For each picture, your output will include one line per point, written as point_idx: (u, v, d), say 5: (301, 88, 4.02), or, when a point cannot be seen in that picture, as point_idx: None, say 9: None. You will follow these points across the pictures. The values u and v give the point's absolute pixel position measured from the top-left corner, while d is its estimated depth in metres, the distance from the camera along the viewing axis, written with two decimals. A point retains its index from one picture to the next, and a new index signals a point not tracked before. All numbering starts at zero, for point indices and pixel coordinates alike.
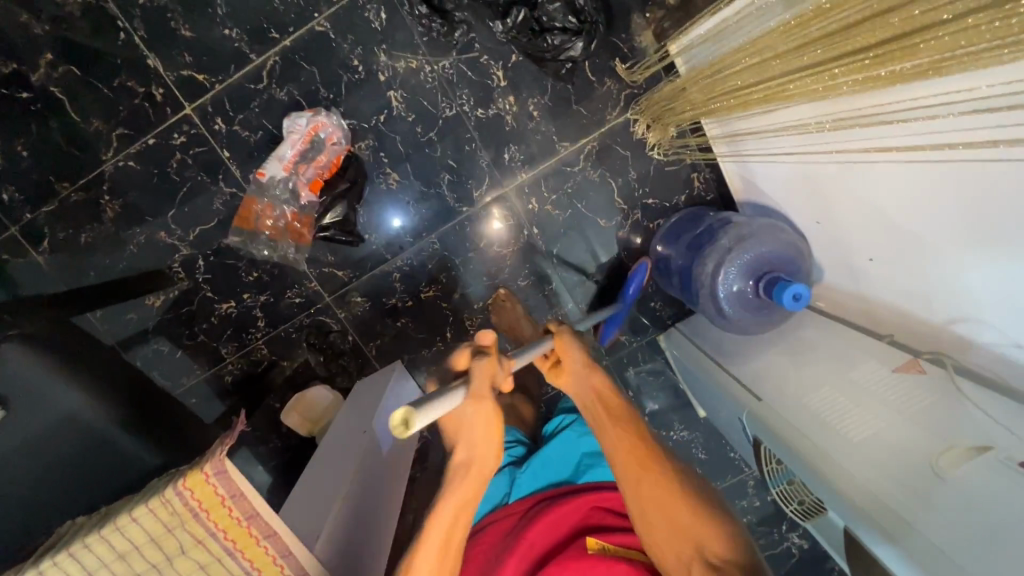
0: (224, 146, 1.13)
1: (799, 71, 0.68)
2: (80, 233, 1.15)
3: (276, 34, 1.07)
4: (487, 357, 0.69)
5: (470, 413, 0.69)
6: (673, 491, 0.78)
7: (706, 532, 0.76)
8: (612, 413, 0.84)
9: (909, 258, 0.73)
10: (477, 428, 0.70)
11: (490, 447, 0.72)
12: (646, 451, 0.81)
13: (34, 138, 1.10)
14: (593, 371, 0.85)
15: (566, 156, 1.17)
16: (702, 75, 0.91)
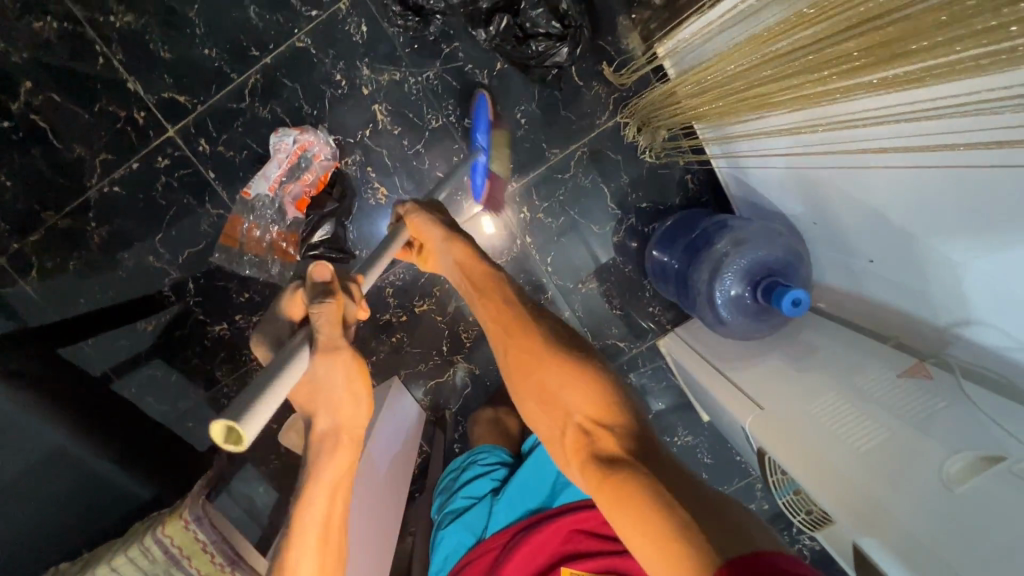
0: (208, 166, 1.11)
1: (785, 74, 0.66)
2: (68, 261, 1.14)
3: (257, 52, 1.06)
4: (327, 300, 0.65)
5: (323, 372, 0.65)
6: (532, 345, 0.81)
7: (574, 396, 0.74)
8: (476, 283, 0.90)
9: (908, 258, 0.71)
10: (331, 385, 0.67)
11: (353, 403, 0.69)
12: (512, 316, 0.85)
13: (17, 167, 1.09)
14: (453, 243, 0.92)
15: (556, 163, 1.16)
16: (688, 80, 0.89)
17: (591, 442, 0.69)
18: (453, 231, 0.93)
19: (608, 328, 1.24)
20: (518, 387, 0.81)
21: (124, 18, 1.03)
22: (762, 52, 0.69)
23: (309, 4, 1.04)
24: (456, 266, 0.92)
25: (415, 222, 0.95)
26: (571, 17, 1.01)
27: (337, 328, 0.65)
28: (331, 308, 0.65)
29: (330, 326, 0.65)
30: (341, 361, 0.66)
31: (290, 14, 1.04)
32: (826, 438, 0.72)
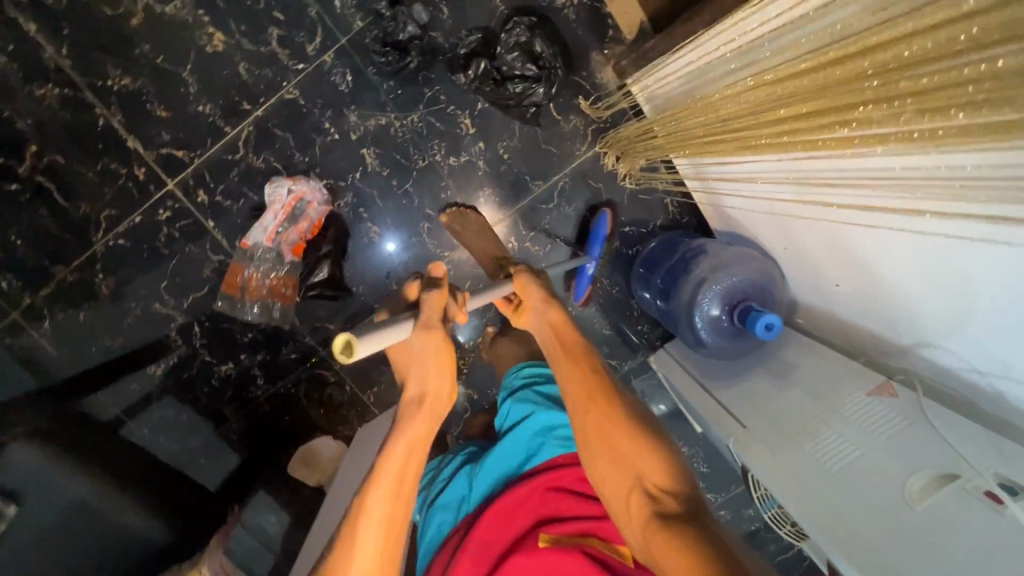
0: (207, 216, 1.16)
1: (741, 132, 0.73)
2: (79, 312, 1.19)
3: (247, 105, 1.11)
4: (436, 288, 0.77)
5: (423, 343, 0.74)
6: (620, 421, 0.79)
7: (647, 462, 0.75)
8: (565, 345, 0.89)
9: (870, 287, 0.75)
10: (426, 358, 0.75)
11: (439, 377, 0.76)
12: (597, 385, 0.84)
13: (27, 228, 1.14)
14: (550, 307, 0.94)
15: (540, 194, 1.20)
16: (659, 123, 0.96)
17: (659, 509, 0.70)
18: (553, 297, 0.96)
19: (600, 348, 1.28)
20: (590, 447, 0.79)
21: (120, 81, 1.08)
22: (721, 110, 0.76)
23: (295, 57, 1.09)
24: (549, 327, 0.93)
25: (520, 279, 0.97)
26: (546, 58, 1.08)
27: (439, 310, 0.76)
28: (436, 298, 0.76)
29: (432, 308, 0.75)
30: (435, 338, 0.74)
31: (278, 68, 1.09)
32: (799, 460, 0.76)
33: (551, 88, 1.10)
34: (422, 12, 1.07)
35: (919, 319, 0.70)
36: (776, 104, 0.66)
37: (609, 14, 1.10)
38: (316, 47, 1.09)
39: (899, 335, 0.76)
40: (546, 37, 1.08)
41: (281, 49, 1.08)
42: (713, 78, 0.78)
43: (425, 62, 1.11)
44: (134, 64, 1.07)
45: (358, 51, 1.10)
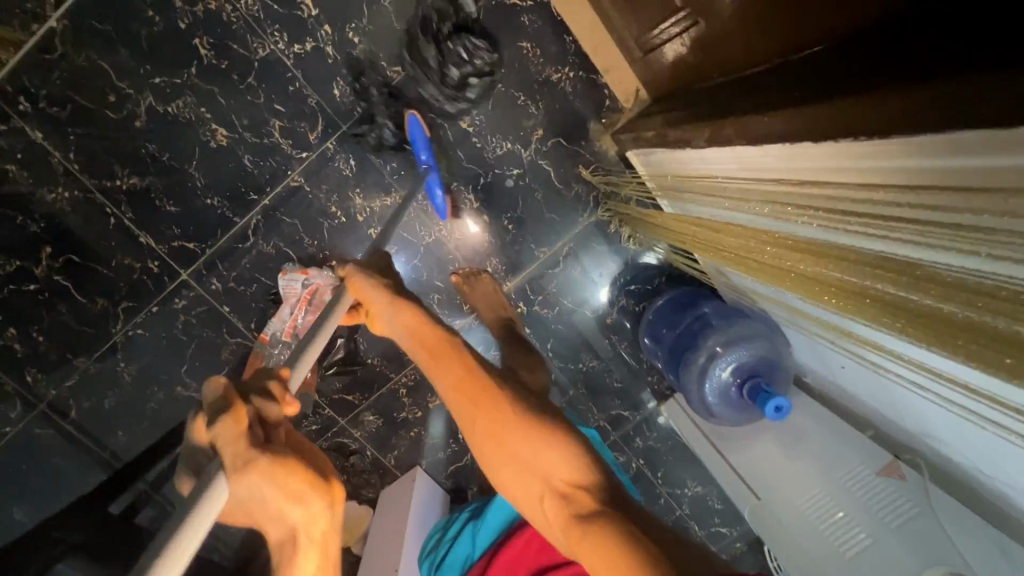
0: (222, 302, 1.19)
1: (743, 267, 0.76)
2: (104, 400, 1.21)
3: (255, 195, 1.14)
4: (224, 414, 0.47)
5: (257, 493, 0.46)
6: (501, 410, 0.64)
7: (548, 458, 0.61)
8: (425, 344, 0.70)
9: (872, 386, 0.77)
10: (266, 503, 0.47)
11: (300, 518, 0.48)
12: (470, 376, 0.67)
13: (47, 325, 1.15)
14: (398, 305, 0.72)
15: (545, 260, 1.22)
16: (669, 227, 0.99)
17: (575, 511, 0.58)
18: (395, 288, 0.74)
19: (612, 400, 1.30)
20: (486, 458, 0.64)
21: (129, 181, 1.11)
22: (725, 240, 0.78)
23: (298, 146, 1.12)
24: (402, 328, 0.71)
25: (351, 283, 0.74)
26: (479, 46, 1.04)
27: (239, 439, 0.47)
28: (228, 424, 0.47)
29: (226, 447, 0.46)
30: (264, 472, 0.46)
31: (282, 158, 1.13)
32: (820, 547, 0.84)
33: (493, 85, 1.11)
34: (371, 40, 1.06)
35: (961, 455, 0.67)
36: (810, 264, 0.61)
37: (604, 86, 1.13)
38: (318, 135, 1.12)
39: (939, 461, 0.74)
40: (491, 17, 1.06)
41: (284, 140, 1.12)
42: (730, 205, 0.76)
43: None
44: (142, 164, 1.10)
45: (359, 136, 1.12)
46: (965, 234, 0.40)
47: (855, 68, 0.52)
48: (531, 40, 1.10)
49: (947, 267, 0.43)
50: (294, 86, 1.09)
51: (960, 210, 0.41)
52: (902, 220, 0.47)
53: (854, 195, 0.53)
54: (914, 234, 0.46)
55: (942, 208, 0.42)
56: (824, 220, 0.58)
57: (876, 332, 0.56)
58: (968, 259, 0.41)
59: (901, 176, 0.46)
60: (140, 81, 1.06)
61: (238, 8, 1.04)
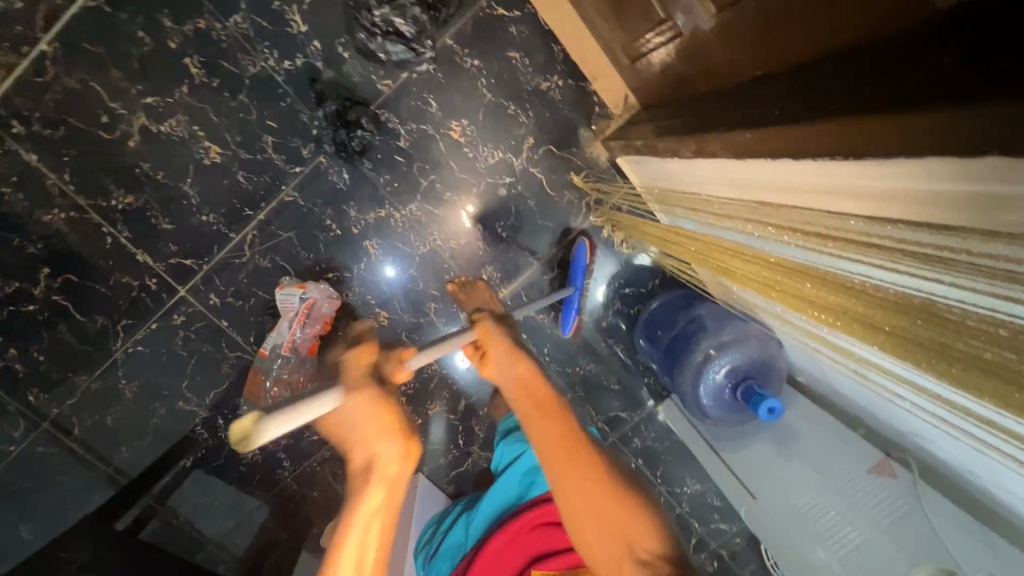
0: (221, 317, 1.20)
1: (743, 281, 0.76)
2: (106, 417, 1.22)
3: (250, 211, 1.15)
4: (359, 349, 0.68)
5: (355, 415, 0.63)
6: (602, 483, 0.70)
7: (636, 527, 0.69)
8: (536, 405, 0.74)
9: (860, 390, 0.78)
10: (358, 426, 0.63)
11: (382, 449, 0.63)
12: (579, 446, 0.72)
13: (48, 344, 1.16)
14: (519, 362, 0.78)
15: (541, 266, 1.23)
16: (664, 234, 0.99)
17: None
18: (520, 348, 0.81)
19: (610, 402, 1.31)
20: (575, 517, 0.71)
21: (124, 200, 1.12)
22: (722, 252, 0.78)
23: (292, 161, 1.13)
24: (517, 384, 0.76)
25: (485, 329, 0.82)
26: (414, 7, 1.01)
27: (365, 373, 0.66)
28: (365, 355, 0.68)
29: (354, 370, 0.66)
30: (367, 402, 0.63)
31: (276, 173, 1.14)
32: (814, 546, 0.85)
33: (430, 58, 1.08)
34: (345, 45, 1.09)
35: (949, 455, 0.68)
36: (811, 286, 0.61)
37: (594, 93, 1.15)
38: (311, 150, 1.13)
39: (928, 459, 0.76)
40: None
41: (277, 155, 1.13)
42: (726, 220, 0.75)
43: (416, 154, 1.15)
44: (137, 183, 1.11)
45: (350, 149, 1.13)
46: (931, 262, 0.43)
47: (835, 85, 0.52)
48: (520, 50, 1.12)
49: (916, 291, 0.46)
50: (285, 101, 1.10)
51: (925, 240, 0.43)
52: (875, 245, 0.49)
53: (831, 219, 0.55)
54: (886, 259, 0.48)
55: (909, 236, 0.45)
56: (804, 240, 0.60)
57: (866, 350, 0.57)
58: (934, 286, 0.43)
59: (871, 204, 0.49)
60: (132, 101, 1.06)
61: (228, 27, 1.06)
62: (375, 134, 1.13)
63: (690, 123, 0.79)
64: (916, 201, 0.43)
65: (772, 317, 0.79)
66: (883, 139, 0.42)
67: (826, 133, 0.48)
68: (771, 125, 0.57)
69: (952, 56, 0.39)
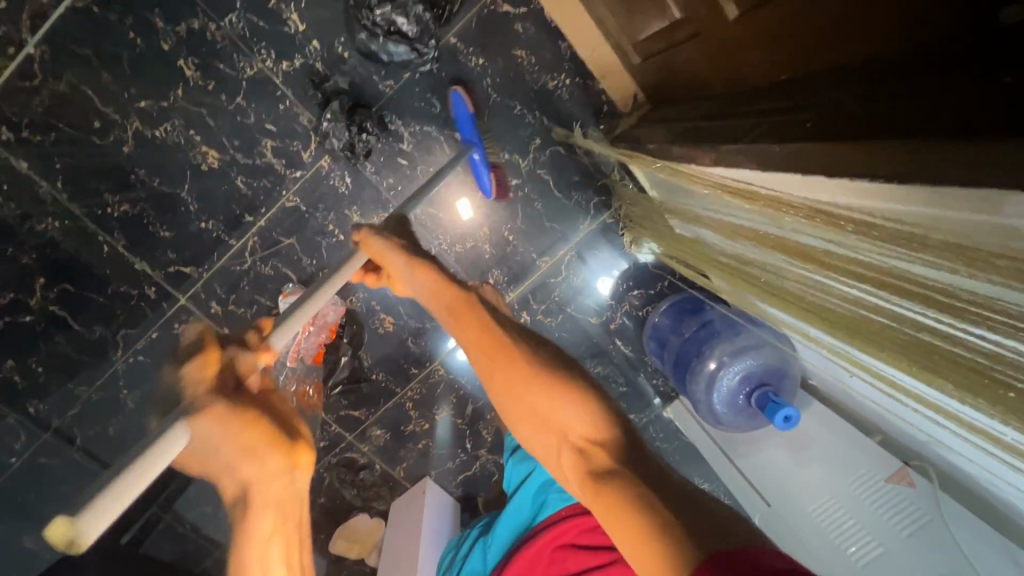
0: (223, 325, 1.18)
1: (759, 290, 0.74)
2: (108, 427, 1.19)
3: (250, 217, 1.12)
4: (191, 367, 0.61)
5: (213, 439, 0.58)
6: (521, 365, 0.63)
7: (566, 415, 0.59)
8: (444, 300, 0.72)
9: (880, 402, 0.78)
10: (224, 444, 0.59)
11: (248, 452, 0.60)
12: (490, 334, 0.67)
13: (46, 356, 1.13)
14: (414, 266, 0.77)
15: (547, 269, 1.20)
16: (677, 239, 0.98)
17: (591, 467, 0.55)
18: (414, 254, 0.79)
19: None
20: (505, 411, 0.64)
21: (120, 208, 1.09)
22: (739, 256, 0.76)
23: (292, 165, 1.10)
24: (427, 286, 0.75)
25: (374, 247, 0.80)
26: (416, 7, 1.00)
27: (209, 383, 0.60)
28: (195, 373, 0.61)
29: (194, 387, 0.60)
30: (217, 418, 0.57)
31: (276, 178, 1.10)
32: (833, 557, 0.86)
33: (432, 58, 1.05)
34: (344, 45, 1.05)
35: (972, 469, 0.67)
36: (832, 306, 0.59)
37: (602, 92, 1.12)
38: (312, 153, 1.10)
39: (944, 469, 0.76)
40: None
41: (277, 159, 1.09)
42: (741, 230, 0.73)
43: (419, 157, 1.12)
44: (132, 190, 1.08)
45: (353, 151, 1.08)
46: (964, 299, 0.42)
47: (875, 106, 0.49)
48: (525, 47, 1.08)
49: (948, 325, 0.44)
50: (284, 104, 1.07)
51: (962, 274, 0.42)
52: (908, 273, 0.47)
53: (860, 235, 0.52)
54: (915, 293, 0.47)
55: (942, 269, 0.44)
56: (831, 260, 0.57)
57: (894, 372, 0.56)
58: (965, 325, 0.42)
59: (900, 230, 0.47)
60: (124, 105, 1.03)
61: (223, 27, 1.02)
62: (378, 137, 1.09)
63: (713, 129, 0.77)
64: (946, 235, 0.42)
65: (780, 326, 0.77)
66: (914, 164, 0.41)
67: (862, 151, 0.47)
68: (805, 139, 0.56)
69: (1016, 79, 0.39)
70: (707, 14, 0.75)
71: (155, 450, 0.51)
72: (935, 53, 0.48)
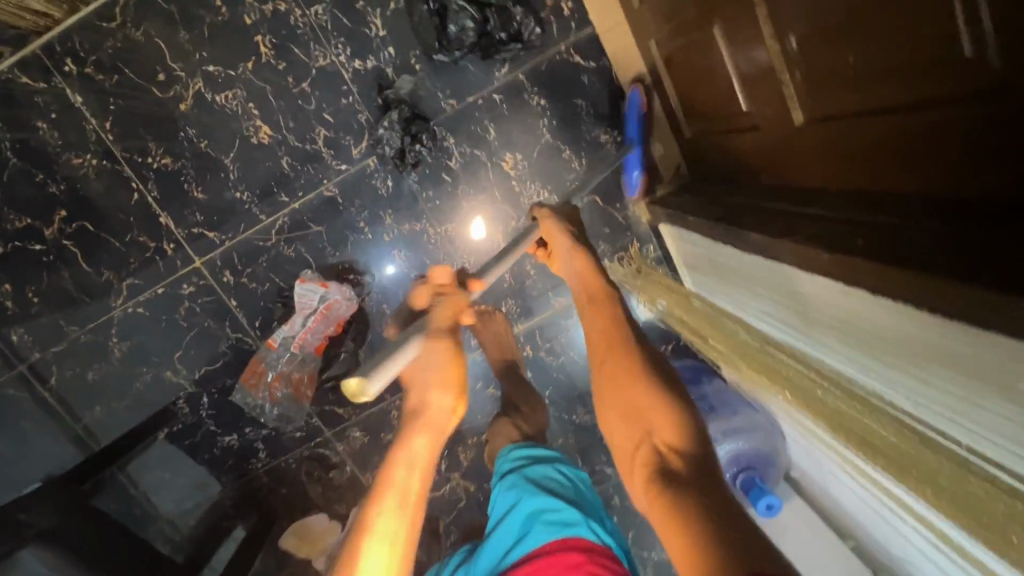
0: (230, 295, 1.17)
1: (770, 377, 0.80)
2: (87, 372, 1.17)
3: (286, 197, 1.13)
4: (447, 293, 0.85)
5: (430, 359, 0.75)
6: (631, 366, 0.73)
7: (655, 416, 0.66)
8: (591, 294, 0.84)
9: (864, 512, 0.80)
10: (434, 372, 0.75)
11: (441, 389, 0.75)
12: (614, 331, 0.78)
13: (45, 287, 1.12)
14: (576, 254, 0.89)
15: (560, 309, 1.26)
16: (690, 310, 1.03)
17: (661, 464, 0.61)
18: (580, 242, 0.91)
19: (597, 454, 1.31)
20: (603, 395, 0.74)
21: (161, 160, 1.09)
22: (764, 344, 0.83)
23: (339, 158, 1.12)
24: (575, 271, 0.88)
25: (547, 224, 0.94)
26: (499, 31, 1.04)
27: (448, 323, 0.80)
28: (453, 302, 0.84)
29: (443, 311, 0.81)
30: (442, 346, 0.76)
31: (321, 166, 1.12)
32: None
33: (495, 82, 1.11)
34: (415, 56, 1.08)
35: None
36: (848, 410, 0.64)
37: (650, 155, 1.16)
38: (361, 151, 1.12)
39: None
40: (532, 28, 1.06)
41: (326, 149, 1.11)
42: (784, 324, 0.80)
43: (463, 176, 1.15)
44: (177, 146, 1.08)
45: (402, 159, 1.12)
46: (970, 401, 0.48)
47: (924, 239, 0.53)
48: (588, 99, 1.13)
49: (967, 441, 0.49)
50: (346, 99, 1.09)
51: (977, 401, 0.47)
52: (923, 391, 0.54)
53: (879, 336, 0.59)
54: (934, 398, 0.52)
55: (958, 396, 0.49)
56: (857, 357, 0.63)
57: (896, 478, 0.61)
58: (970, 424, 0.48)
59: (921, 354, 0.52)
60: (193, 66, 1.05)
61: (307, 15, 1.05)
62: (429, 149, 1.13)
63: (754, 218, 0.80)
64: (953, 357, 0.48)
65: (801, 420, 0.84)
66: (952, 298, 0.46)
67: (905, 281, 0.51)
68: (848, 251, 0.58)
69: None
70: (763, 111, 0.79)
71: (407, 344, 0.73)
72: (1000, 209, 0.49)
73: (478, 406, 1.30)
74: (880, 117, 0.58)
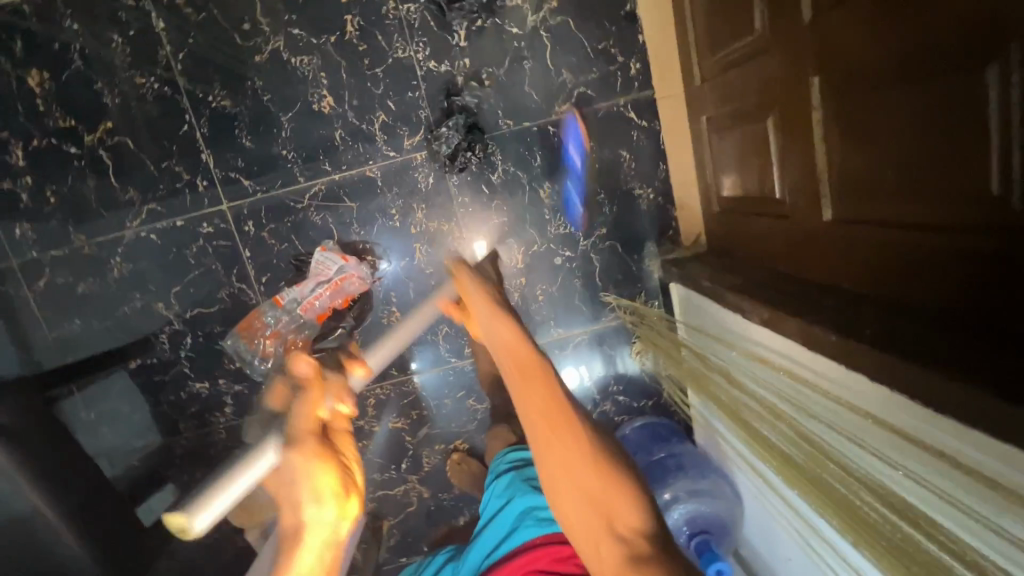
0: (246, 246, 1.18)
1: (760, 443, 0.85)
2: (79, 283, 1.15)
3: (328, 166, 1.16)
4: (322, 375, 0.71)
5: (290, 469, 0.58)
6: (573, 430, 0.63)
7: (620, 507, 0.59)
8: (517, 358, 0.70)
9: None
10: (296, 483, 0.58)
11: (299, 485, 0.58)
12: (550, 384, 0.67)
13: (66, 191, 1.12)
14: (495, 313, 0.80)
15: (554, 340, 1.27)
16: (685, 365, 1.08)
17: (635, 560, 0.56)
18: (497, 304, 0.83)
19: None
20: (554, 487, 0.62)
21: (220, 101, 1.12)
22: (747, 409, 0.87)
23: (390, 144, 1.16)
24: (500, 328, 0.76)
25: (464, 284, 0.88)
26: (564, 73, 1.16)
27: (314, 424, 0.63)
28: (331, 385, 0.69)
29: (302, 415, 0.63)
30: (301, 448, 0.59)
31: (371, 147, 1.16)
32: None
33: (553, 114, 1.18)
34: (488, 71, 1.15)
35: None
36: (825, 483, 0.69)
37: (676, 220, 1.24)
38: (413, 143, 1.17)
39: None
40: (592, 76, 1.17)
41: (380, 132, 1.16)
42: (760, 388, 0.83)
43: (502, 191, 1.20)
44: (241, 93, 1.12)
45: (450, 160, 1.17)
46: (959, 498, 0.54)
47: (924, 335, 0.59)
48: (632, 153, 1.21)
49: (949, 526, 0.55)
50: (413, 93, 1.15)
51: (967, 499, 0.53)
52: (927, 476, 0.57)
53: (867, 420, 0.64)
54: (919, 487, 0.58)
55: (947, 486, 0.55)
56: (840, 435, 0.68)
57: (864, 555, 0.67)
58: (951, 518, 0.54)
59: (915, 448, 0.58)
60: (279, 24, 1.10)
61: (399, 9, 1.11)
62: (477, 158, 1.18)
63: (768, 294, 0.85)
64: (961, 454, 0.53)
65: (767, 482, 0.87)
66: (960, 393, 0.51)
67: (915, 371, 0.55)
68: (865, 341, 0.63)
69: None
70: (792, 200, 0.86)
71: (249, 455, 0.58)
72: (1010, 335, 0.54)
73: (454, 415, 1.30)
74: (908, 219, 0.62)
